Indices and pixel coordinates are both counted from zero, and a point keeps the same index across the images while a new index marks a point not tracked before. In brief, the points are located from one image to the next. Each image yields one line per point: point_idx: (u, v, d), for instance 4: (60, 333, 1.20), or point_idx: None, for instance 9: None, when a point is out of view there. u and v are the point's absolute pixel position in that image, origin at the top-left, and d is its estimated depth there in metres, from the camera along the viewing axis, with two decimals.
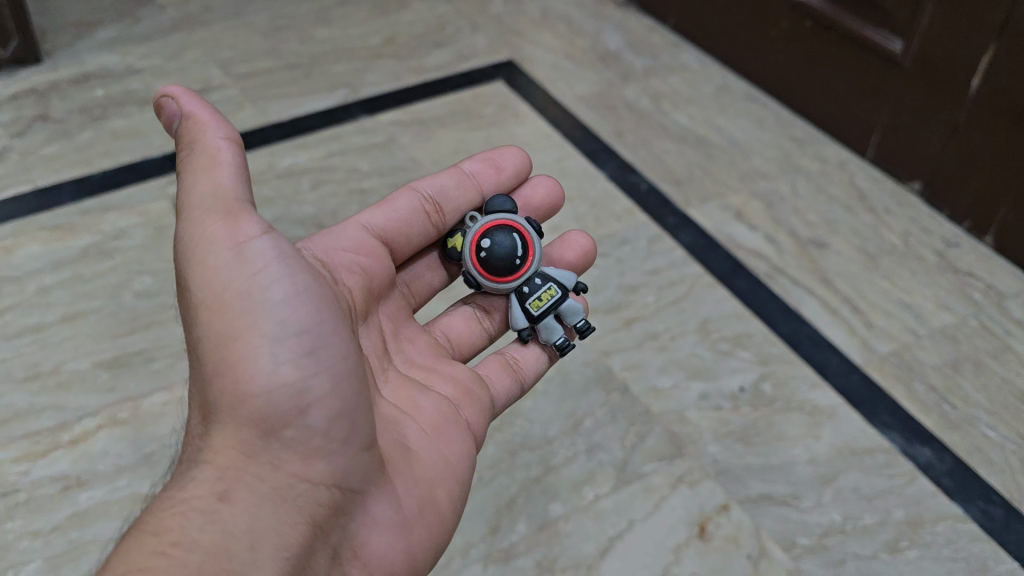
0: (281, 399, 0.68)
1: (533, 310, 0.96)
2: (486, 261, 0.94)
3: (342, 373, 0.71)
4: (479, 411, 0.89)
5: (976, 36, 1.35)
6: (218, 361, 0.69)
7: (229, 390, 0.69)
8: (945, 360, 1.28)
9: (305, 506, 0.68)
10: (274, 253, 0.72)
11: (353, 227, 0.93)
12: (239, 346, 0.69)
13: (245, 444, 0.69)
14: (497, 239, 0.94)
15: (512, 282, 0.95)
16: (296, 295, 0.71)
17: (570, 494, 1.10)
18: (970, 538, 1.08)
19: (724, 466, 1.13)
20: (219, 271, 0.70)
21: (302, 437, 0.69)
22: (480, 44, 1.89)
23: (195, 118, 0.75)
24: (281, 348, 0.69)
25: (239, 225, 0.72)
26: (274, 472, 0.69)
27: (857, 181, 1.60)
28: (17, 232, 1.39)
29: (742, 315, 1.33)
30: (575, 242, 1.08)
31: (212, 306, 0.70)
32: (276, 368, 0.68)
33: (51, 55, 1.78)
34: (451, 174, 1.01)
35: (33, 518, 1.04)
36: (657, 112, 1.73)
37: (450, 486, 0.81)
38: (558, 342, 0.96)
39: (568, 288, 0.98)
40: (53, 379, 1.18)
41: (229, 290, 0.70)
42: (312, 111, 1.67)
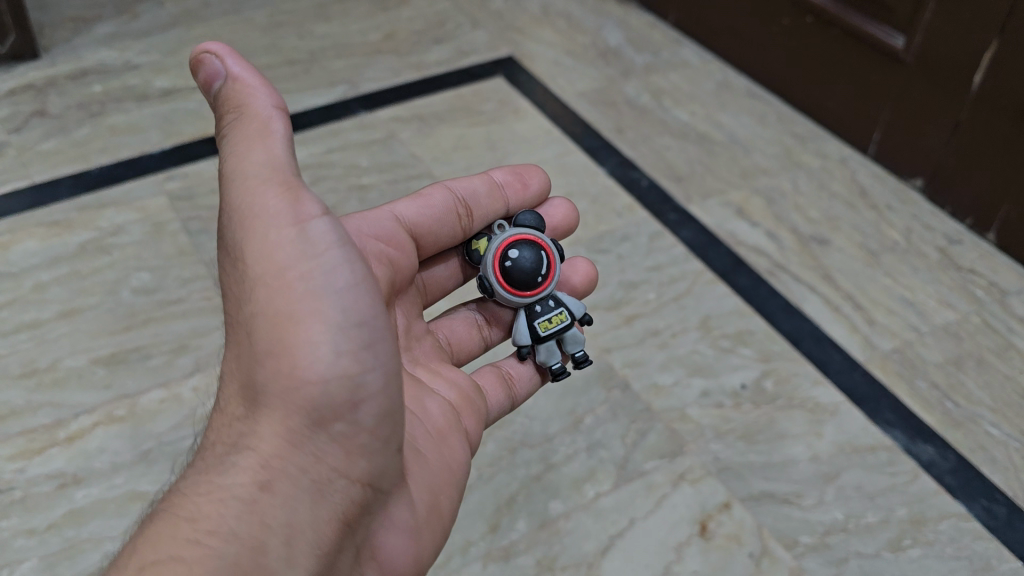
0: (338, 390, 0.66)
1: (540, 330, 0.94)
2: (508, 272, 0.92)
3: (396, 369, 0.69)
4: (475, 420, 0.88)
5: (978, 32, 1.35)
6: (273, 340, 0.66)
7: (283, 373, 0.65)
8: (948, 357, 1.27)
9: (340, 503, 0.68)
10: (336, 237, 0.68)
11: (386, 216, 0.92)
12: (298, 330, 0.65)
13: (292, 429, 0.66)
14: (524, 253, 0.92)
15: (526, 299, 0.94)
16: (359, 283, 0.68)
17: (570, 492, 1.09)
18: (973, 537, 1.07)
19: (726, 463, 1.13)
20: (279, 251, 0.67)
21: (349, 432, 0.68)
22: (480, 40, 1.88)
23: (248, 79, 0.69)
24: (343, 338, 0.66)
25: (301, 204, 0.68)
26: (316, 462, 0.67)
27: (859, 177, 1.59)
28: (13, 228, 1.38)
29: (743, 312, 1.32)
30: (574, 270, 1.05)
31: (270, 286, 0.67)
32: (335, 359, 0.66)
33: (49, 50, 1.77)
34: (487, 180, 1.00)
35: (28, 516, 1.03)
36: (658, 108, 1.72)
37: (455, 491, 0.82)
38: (556, 367, 0.95)
39: (576, 317, 0.97)
40: (50, 376, 1.17)
41: (290, 272, 0.67)
42: (311, 107, 1.66)
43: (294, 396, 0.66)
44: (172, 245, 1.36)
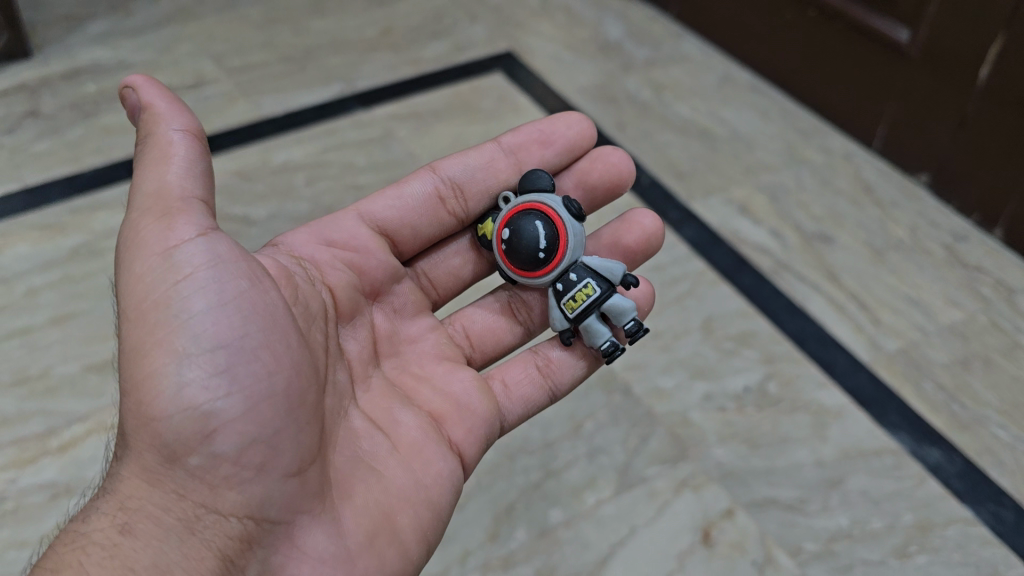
0: (192, 416, 0.67)
1: (568, 311, 0.91)
2: (509, 255, 0.92)
3: (263, 391, 0.70)
4: (467, 429, 0.86)
5: (985, 25, 1.32)
6: (130, 378, 0.69)
7: (138, 408, 0.68)
8: (954, 358, 1.25)
9: (213, 539, 0.66)
10: (200, 260, 0.72)
11: (351, 216, 0.93)
12: (149, 361, 0.68)
13: (152, 465, 0.68)
14: (517, 231, 0.91)
15: (545, 278, 0.91)
16: (216, 306, 0.70)
17: (570, 500, 1.07)
18: (981, 543, 1.05)
19: (729, 469, 1.11)
20: (142, 282, 0.71)
21: (209, 464, 0.67)
22: (478, 35, 1.85)
23: (152, 112, 0.77)
24: (190, 368, 0.68)
25: (170, 228, 0.72)
26: (181, 498, 0.67)
27: (863, 173, 1.56)
28: (6, 232, 1.36)
29: (746, 313, 1.30)
30: (641, 223, 1.03)
31: (133, 318, 0.70)
32: (183, 389, 0.67)
33: (42, 49, 1.75)
34: (481, 153, 1.00)
35: (21, 528, 1.02)
36: (660, 104, 1.70)
37: (412, 514, 0.78)
38: (603, 346, 0.90)
39: (612, 285, 0.90)
40: (42, 384, 1.16)
41: (148, 301, 0.70)
42: (307, 105, 1.64)
43: (148, 430, 0.67)
44: None
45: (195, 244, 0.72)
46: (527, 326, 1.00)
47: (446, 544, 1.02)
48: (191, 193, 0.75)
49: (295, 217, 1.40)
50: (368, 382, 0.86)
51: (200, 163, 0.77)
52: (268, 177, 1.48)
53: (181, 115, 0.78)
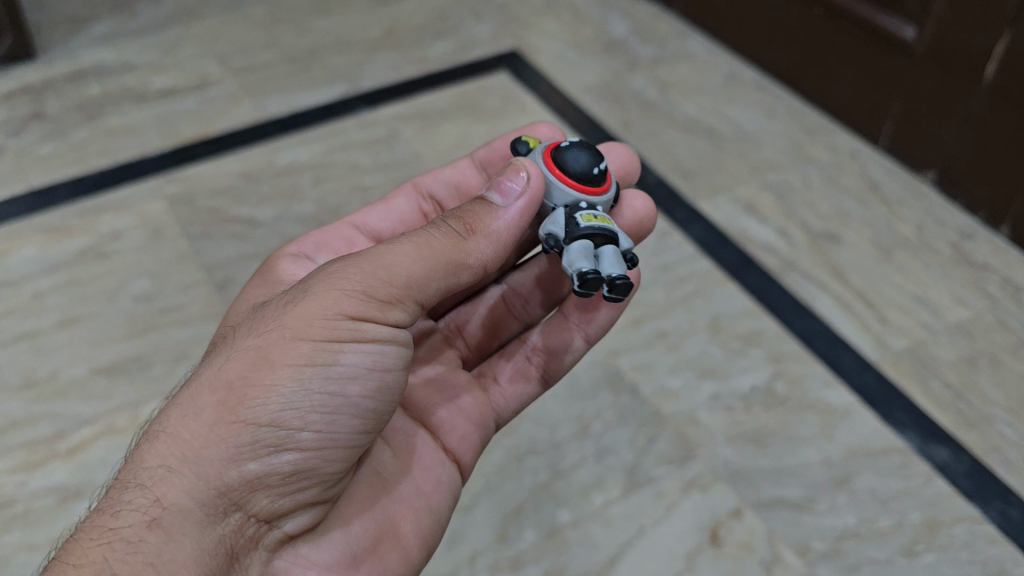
0: (274, 434, 0.67)
1: (580, 220, 0.76)
2: (559, 152, 0.81)
3: (345, 441, 0.70)
4: (461, 437, 0.85)
5: (991, 22, 1.32)
6: (247, 375, 0.67)
7: (234, 403, 0.67)
8: (961, 357, 1.25)
9: (227, 536, 0.66)
10: (382, 330, 0.70)
11: (345, 227, 0.96)
12: (270, 374, 0.67)
13: (208, 458, 0.66)
14: (585, 146, 0.82)
15: (571, 190, 0.79)
16: (363, 372, 0.69)
17: (578, 501, 1.07)
18: (988, 541, 1.05)
19: (736, 468, 1.11)
20: (312, 307, 0.69)
21: (265, 478, 0.67)
22: (482, 34, 1.85)
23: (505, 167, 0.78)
24: (301, 401, 0.67)
25: (365, 281, 0.70)
26: (219, 494, 0.66)
27: (869, 171, 1.56)
28: (12, 235, 1.36)
29: (752, 313, 1.30)
30: (631, 205, 0.92)
31: (285, 330, 0.68)
32: (282, 413, 0.66)
33: (46, 51, 1.75)
34: (460, 168, 1.01)
35: (31, 531, 1.02)
36: (665, 102, 1.70)
37: (414, 520, 0.79)
38: (584, 268, 0.70)
39: (626, 243, 0.77)
40: (50, 387, 1.16)
41: (304, 328, 0.68)
42: (312, 106, 1.64)
43: (230, 428, 0.66)
44: (171, 250, 1.35)
45: (385, 325, 0.71)
46: (526, 320, 0.99)
47: (455, 545, 1.03)
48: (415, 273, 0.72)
49: (300, 218, 1.40)
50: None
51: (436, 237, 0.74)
52: (274, 178, 1.48)
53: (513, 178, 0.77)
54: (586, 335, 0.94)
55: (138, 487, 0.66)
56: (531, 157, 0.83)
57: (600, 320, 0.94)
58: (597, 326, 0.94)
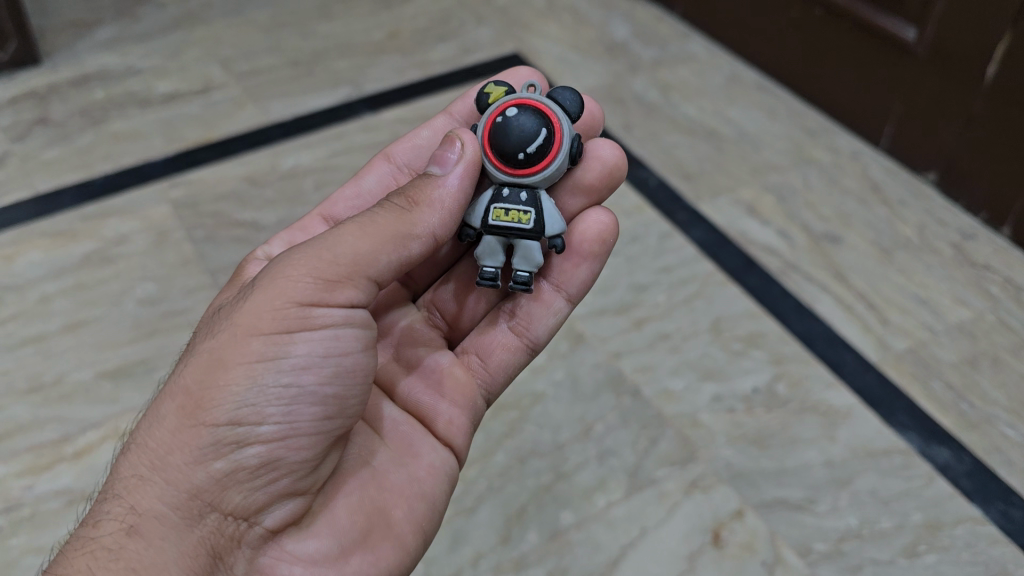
0: (233, 432, 0.67)
1: (491, 217, 0.84)
2: (496, 129, 0.84)
3: (311, 430, 0.70)
4: (448, 419, 0.85)
5: (992, 24, 1.32)
6: (203, 378, 0.68)
7: (191, 408, 0.68)
8: (962, 357, 1.26)
9: (206, 536, 0.68)
10: (333, 316, 0.70)
11: (316, 223, 0.97)
12: (224, 374, 0.68)
13: (172, 463, 0.67)
14: (522, 116, 0.83)
15: (499, 174, 0.85)
16: (318, 359, 0.69)
17: (581, 502, 1.08)
18: (990, 541, 1.06)
19: (738, 470, 1.11)
20: (260, 303, 0.70)
21: (232, 475, 0.68)
22: (485, 37, 1.86)
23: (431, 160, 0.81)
24: (255, 396, 0.68)
25: (309, 270, 0.70)
26: (190, 496, 0.67)
27: (870, 172, 1.56)
28: (18, 240, 1.37)
29: (754, 314, 1.31)
30: (598, 155, 0.92)
31: (236, 329, 0.69)
32: (239, 411, 0.67)
33: (50, 56, 1.76)
34: (432, 127, 1.00)
35: (37, 534, 1.03)
36: (666, 104, 1.70)
37: (406, 508, 0.79)
38: (486, 273, 0.85)
39: (542, 233, 0.85)
40: (56, 391, 1.17)
41: (254, 324, 0.69)
42: (315, 110, 1.64)
43: (191, 432, 0.67)
44: (176, 254, 1.36)
45: (339, 310, 0.71)
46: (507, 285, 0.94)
47: (458, 547, 1.03)
48: (361, 253, 0.72)
49: None
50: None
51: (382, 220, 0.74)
52: (277, 182, 1.49)
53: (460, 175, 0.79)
54: (567, 293, 0.92)
55: (115, 498, 0.68)
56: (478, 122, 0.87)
57: (579, 276, 0.92)
58: (577, 282, 0.92)
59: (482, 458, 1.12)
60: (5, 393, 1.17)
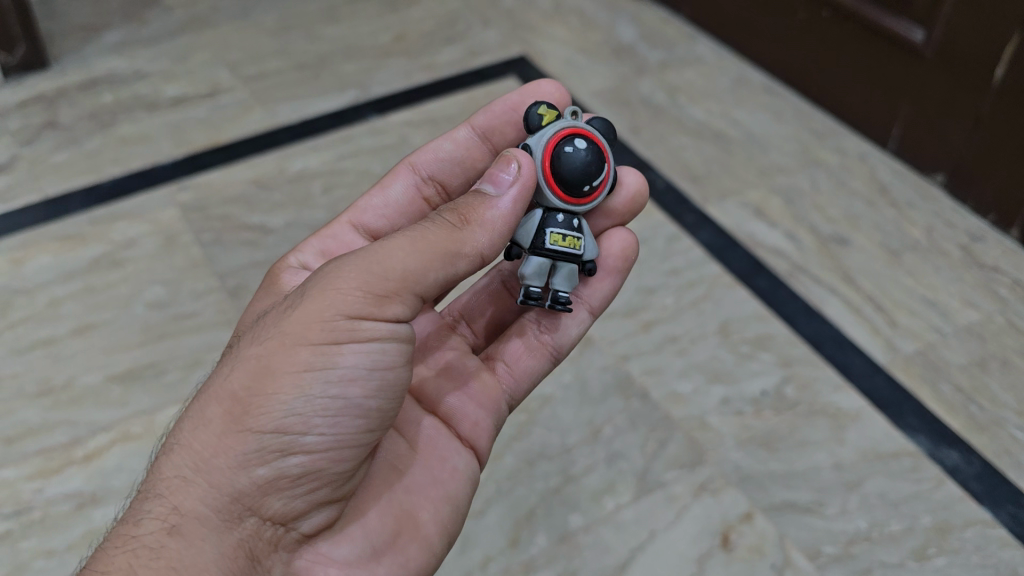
0: (279, 440, 0.67)
1: (547, 241, 0.84)
2: (559, 157, 0.83)
3: (351, 442, 0.70)
4: (475, 422, 0.85)
5: (1000, 25, 1.32)
6: (249, 385, 0.68)
7: (238, 413, 0.67)
8: (971, 359, 1.25)
9: (245, 538, 0.68)
10: (384, 330, 0.69)
11: (344, 229, 0.96)
12: (272, 383, 0.67)
13: (217, 466, 0.67)
14: (586, 149, 0.83)
15: (555, 201, 0.84)
16: (364, 373, 0.69)
17: (590, 505, 1.08)
18: (1000, 544, 1.05)
19: (746, 473, 1.11)
20: (310, 312, 0.68)
21: (273, 482, 0.68)
22: (491, 40, 1.86)
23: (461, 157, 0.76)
24: (302, 406, 0.67)
25: (362, 281, 0.68)
26: (233, 499, 0.68)
27: (878, 173, 1.56)
28: (28, 243, 1.38)
29: (762, 316, 1.31)
30: (623, 181, 0.94)
31: (284, 337, 0.68)
32: (283, 420, 0.67)
33: (59, 60, 1.77)
34: (454, 140, 0.98)
35: (48, 537, 1.03)
36: (673, 107, 1.70)
37: (433, 510, 0.79)
38: (534, 293, 0.84)
39: (583, 258, 0.87)
40: (66, 394, 1.17)
41: (304, 333, 0.68)
42: (322, 113, 1.65)
43: (236, 437, 0.67)
44: (185, 257, 1.36)
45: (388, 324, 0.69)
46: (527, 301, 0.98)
47: (468, 550, 1.03)
48: (416, 267, 0.70)
49: (312, 225, 1.41)
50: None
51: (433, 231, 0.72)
52: (285, 185, 1.49)
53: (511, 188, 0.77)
54: (590, 306, 0.95)
55: (157, 496, 0.68)
56: (532, 142, 0.85)
57: (603, 290, 0.95)
58: (599, 297, 0.95)
59: (491, 461, 1.12)
60: (14, 396, 1.17)
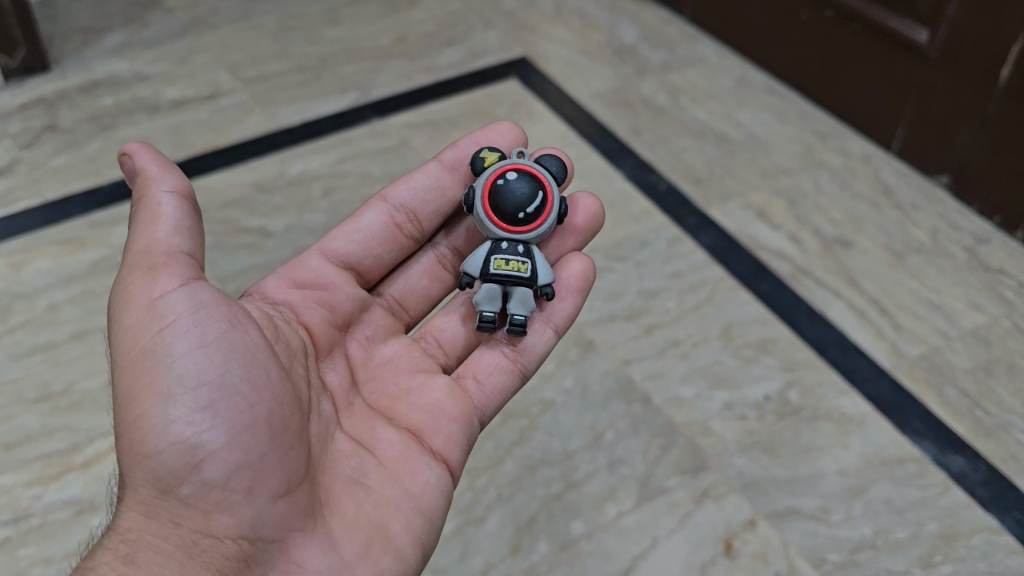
0: (178, 450, 0.69)
1: (492, 266, 0.92)
2: (497, 189, 0.94)
3: (249, 423, 0.71)
4: (447, 437, 0.85)
5: (1007, 25, 1.31)
6: (125, 417, 0.71)
7: (132, 447, 0.70)
8: (977, 363, 1.24)
9: (209, 560, 0.69)
10: (185, 306, 0.74)
11: (313, 257, 0.95)
12: (139, 405, 0.71)
13: (146, 499, 0.70)
14: (520, 182, 0.94)
15: (498, 230, 0.94)
16: (199, 349, 0.72)
17: (592, 511, 1.07)
18: (1007, 552, 1.04)
19: (750, 479, 1.10)
20: (131, 330, 0.73)
21: (197, 493, 0.70)
22: (492, 41, 1.85)
23: (144, 173, 0.80)
24: (176, 406, 0.70)
25: (158, 279, 0.75)
26: (176, 526, 0.70)
27: (882, 175, 1.55)
28: (27, 247, 1.37)
29: (765, 320, 1.30)
30: (582, 203, 1.04)
31: (125, 364, 0.73)
32: (170, 428, 0.69)
33: (59, 63, 1.76)
34: (424, 172, 1.03)
35: (46, 544, 1.02)
36: (675, 108, 1.69)
37: (405, 521, 0.78)
38: (488, 315, 0.91)
39: (536, 282, 0.93)
40: (65, 400, 1.17)
41: (136, 349, 0.73)
42: (322, 115, 1.64)
43: (142, 465, 0.70)
44: None
45: (179, 294, 0.74)
46: None
47: (468, 557, 1.02)
48: (180, 248, 0.78)
49: (312, 228, 1.41)
50: (350, 408, 0.86)
51: (187, 220, 0.79)
52: (285, 188, 1.48)
53: (169, 175, 0.80)
54: (558, 326, 0.97)
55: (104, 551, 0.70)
56: (477, 180, 0.96)
57: (566, 309, 0.97)
58: (564, 315, 0.97)
59: (491, 467, 1.11)
60: (13, 402, 1.16)
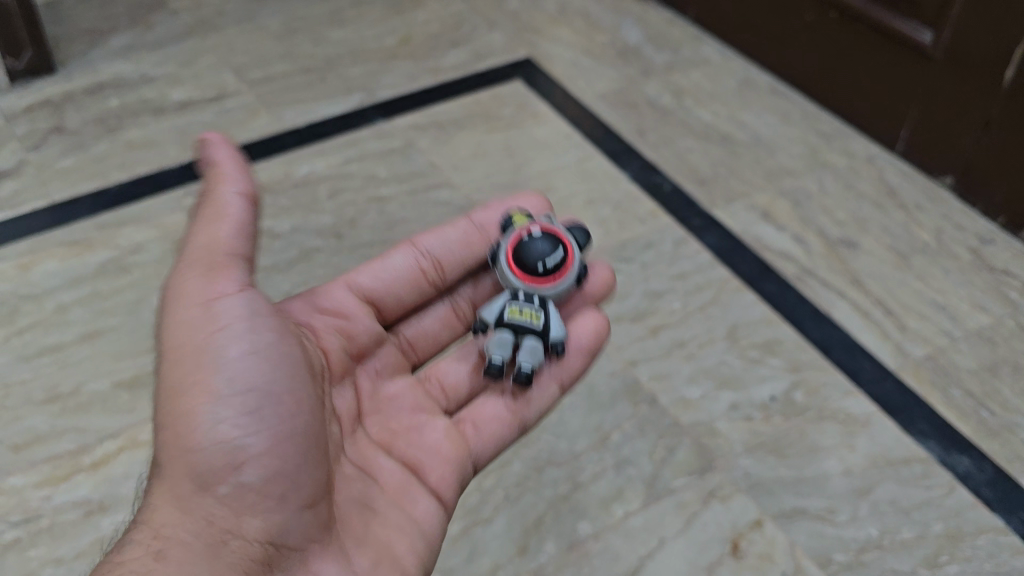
0: (223, 448, 0.71)
1: (506, 313, 0.90)
2: (521, 244, 0.93)
3: (286, 432, 0.73)
4: (449, 468, 0.86)
5: (1011, 26, 1.31)
6: (173, 415, 0.72)
7: (176, 443, 0.71)
8: (982, 364, 1.24)
9: (240, 553, 0.68)
10: (239, 315, 0.75)
11: (339, 289, 0.96)
12: (189, 404, 0.72)
13: (183, 494, 0.70)
14: (545, 240, 0.93)
15: (516, 280, 0.93)
16: (249, 355, 0.74)
17: (599, 512, 1.07)
18: (1013, 552, 1.04)
19: (757, 480, 1.11)
20: (186, 329, 0.74)
21: (234, 491, 0.70)
22: (496, 42, 1.86)
23: (214, 169, 0.79)
24: (224, 407, 0.72)
25: (216, 282, 0.76)
26: (210, 521, 0.69)
27: (886, 176, 1.55)
28: (34, 249, 1.38)
29: (771, 321, 1.30)
30: (598, 271, 1.04)
31: (175, 365, 0.74)
32: (219, 427, 0.71)
33: (64, 64, 1.76)
34: (456, 225, 1.03)
35: (57, 545, 1.02)
36: (679, 109, 1.69)
37: (410, 543, 0.79)
38: (495, 360, 0.88)
39: (547, 336, 0.90)
40: (73, 401, 1.17)
41: (189, 348, 0.74)
42: (328, 117, 1.64)
43: (183, 463, 0.71)
44: None
45: (236, 301, 0.76)
46: None
47: (476, 558, 1.03)
48: (239, 253, 0.78)
49: (318, 230, 1.41)
50: (356, 435, 0.87)
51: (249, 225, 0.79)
52: (291, 190, 1.49)
53: (241, 175, 0.79)
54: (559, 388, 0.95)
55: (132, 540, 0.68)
56: (503, 238, 0.96)
57: (573, 368, 0.96)
58: (569, 374, 0.96)
59: (498, 468, 1.11)
60: (22, 403, 1.17)
